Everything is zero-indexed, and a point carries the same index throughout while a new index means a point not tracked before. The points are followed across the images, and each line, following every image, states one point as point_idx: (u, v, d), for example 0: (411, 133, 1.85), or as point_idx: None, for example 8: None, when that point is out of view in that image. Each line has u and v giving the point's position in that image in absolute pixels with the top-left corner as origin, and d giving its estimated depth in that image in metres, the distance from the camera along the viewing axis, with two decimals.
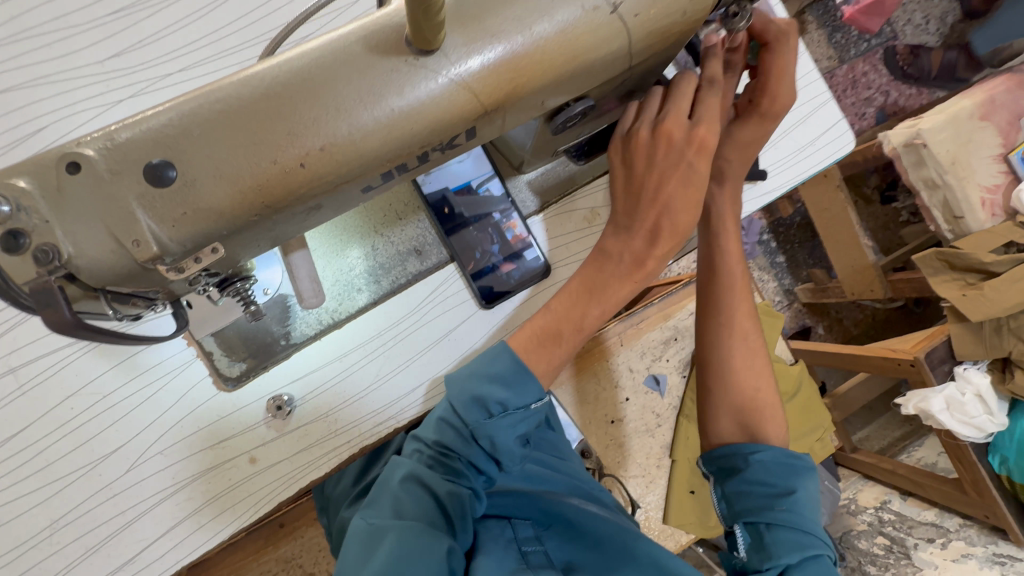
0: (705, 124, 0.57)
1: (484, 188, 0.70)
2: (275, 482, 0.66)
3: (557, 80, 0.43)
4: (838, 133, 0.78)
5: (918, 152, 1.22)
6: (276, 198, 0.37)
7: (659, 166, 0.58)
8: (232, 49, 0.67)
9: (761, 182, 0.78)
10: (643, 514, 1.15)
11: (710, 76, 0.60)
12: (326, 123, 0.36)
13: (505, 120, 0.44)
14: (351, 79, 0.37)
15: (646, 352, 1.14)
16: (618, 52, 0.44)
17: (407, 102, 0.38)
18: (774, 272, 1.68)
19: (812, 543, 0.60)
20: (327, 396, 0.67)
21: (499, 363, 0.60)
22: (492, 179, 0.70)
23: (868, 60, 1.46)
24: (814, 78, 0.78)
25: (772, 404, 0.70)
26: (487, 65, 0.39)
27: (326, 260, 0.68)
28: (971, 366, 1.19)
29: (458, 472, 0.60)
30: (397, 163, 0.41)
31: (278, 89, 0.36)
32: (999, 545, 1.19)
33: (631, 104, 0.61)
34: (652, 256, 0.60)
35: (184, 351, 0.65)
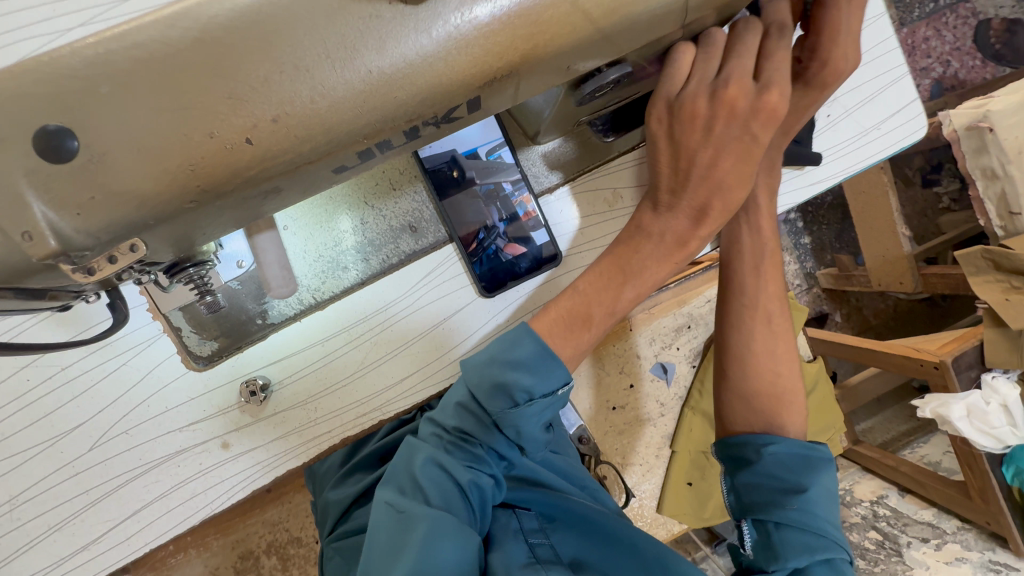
0: (778, 89, 0.44)
1: (495, 156, 0.61)
2: (249, 469, 0.62)
3: (593, 38, 0.33)
4: (909, 116, 0.67)
5: (981, 136, 1.09)
6: (214, 180, 0.28)
7: (715, 140, 0.45)
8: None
9: (812, 169, 0.67)
10: (637, 501, 1.13)
11: (778, 22, 0.45)
12: (278, 86, 0.27)
13: (519, 89, 0.35)
14: (313, 26, 0.27)
15: (656, 339, 1.07)
16: (671, 4, 0.35)
17: (390, 62, 0.29)
18: (797, 253, 1.56)
19: (824, 546, 0.55)
20: (308, 382, 0.61)
21: (521, 349, 0.52)
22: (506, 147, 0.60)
23: (931, 23, 1.29)
24: (891, 48, 0.66)
25: (792, 390, 0.64)
26: (498, 17, 0.30)
27: (310, 232, 0.61)
28: (999, 373, 1.09)
29: (479, 459, 0.55)
30: (377, 139, 0.31)
31: (214, 35, 0.27)
32: (996, 552, 1.11)
33: (687, 50, 0.44)
34: (696, 237, 0.50)
35: (150, 325, 0.58)
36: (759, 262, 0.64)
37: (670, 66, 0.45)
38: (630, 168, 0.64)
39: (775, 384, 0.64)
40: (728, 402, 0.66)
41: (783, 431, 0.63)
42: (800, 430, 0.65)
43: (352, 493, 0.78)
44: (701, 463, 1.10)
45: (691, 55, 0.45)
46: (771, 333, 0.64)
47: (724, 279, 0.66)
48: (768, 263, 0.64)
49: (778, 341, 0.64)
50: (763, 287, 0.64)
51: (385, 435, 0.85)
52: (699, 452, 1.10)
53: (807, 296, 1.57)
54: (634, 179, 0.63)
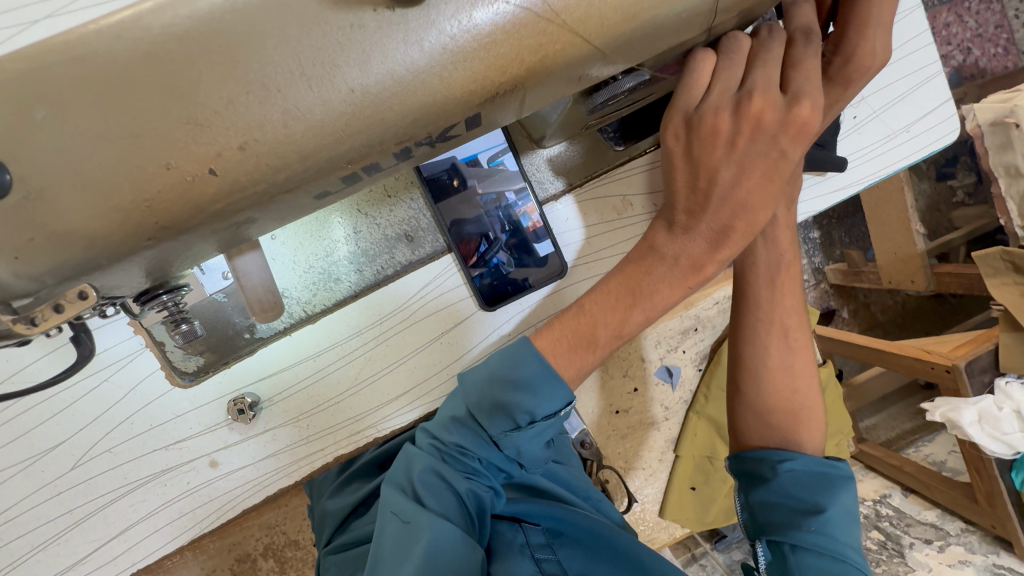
0: (809, 100, 0.40)
1: (499, 163, 0.56)
2: (238, 488, 0.59)
3: (611, 46, 0.29)
4: (941, 118, 0.62)
5: (1006, 132, 1.03)
6: (171, 216, 0.25)
7: (739, 157, 0.42)
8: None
9: (835, 174, 0.63)
10: (639, 506, 1.11)
11: (803, 27, 0.42)
12: (245, 109, 0.24)
13: (525, 103, 0.30)
14: (285, 39, 0.24)
15: (661, 342, 1.01)
16: (697, 6, 0.31)
17: (377, 78, 0.25)
18: (806, 248, 1.50)
19: (841, 572, 0.52)
20: (300, 399, 0.58)
21: (524, 366, 0.49)
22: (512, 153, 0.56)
23: (953, 8, 1.22)
24: (925, 44, 0.61)
25: (809, 405, 0.61)
26: (499, 24, 0.26)
27: (300, 241, 0.57)
28: (1014, 379, 1.02)
29: (477, 471, 0.52)
30: (363, 163, 0.28)
31: (172, 51, 0.23)
32: (1000, 556, 1.08)
33: (707, 57, 0.40)
34: (713, 261, 0.45)
35: (132, 339, 0.55)
36: (775, 276, 0.60)
37: (688, 77, 0.41)
38: (641, 173, 0.59)
39: (793, 401, 0.60)
40: (742, 419, 0.63)
41: (801, 447, 0.60)
42: (820, 447, 0.62)
43: (351, 503, 0.75)
44: (705, 468, 1.08)
45: (712, 62, 0.41)
46: (787, 347, 0.60)
47: (739, 292, 0.62)
48: (785, 277, 0.60)
49: (795, 356, 0.61)
50: (779, 301, 0.60)
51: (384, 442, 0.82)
52: (703, 456, 1.08)
53: (815, 292, 1.52)
54: (645, 186, 0.60)
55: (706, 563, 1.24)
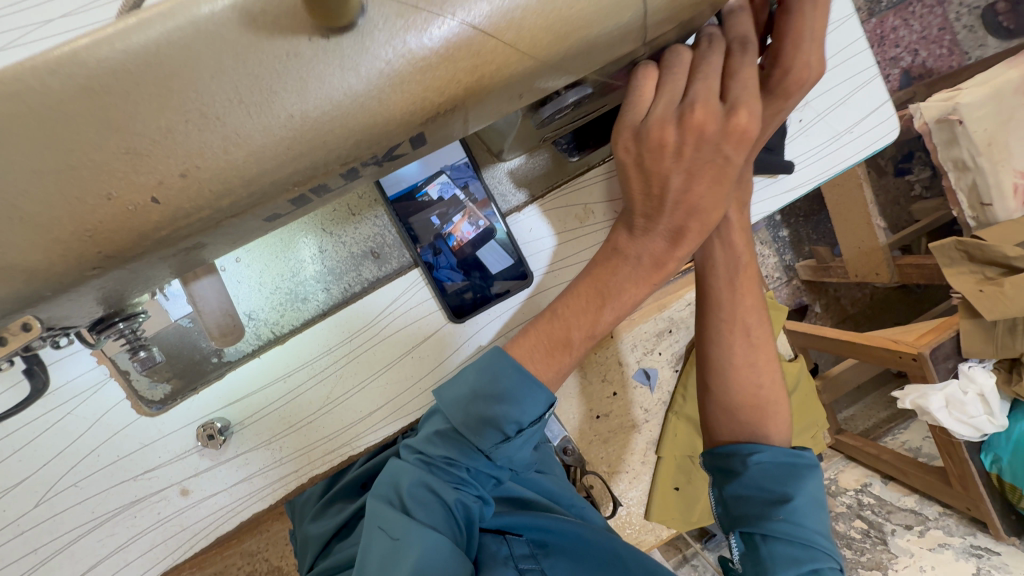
0: (747, 109, 0.41)
1: (422, 194, 0.58)
2: (211, 516, 0.58)
3: (548, 64, 0.31)
4: (881, 118, 0.66)
5: (951, 129, 1.07)
6: (115, 244, 0.25)
7: (687, 163, 0.43)
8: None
9: (785, 176, 0.65)
10: (624, 509, 1.12)
11: (739, 37, 0.42)
12: (184, 138, 0.25)
13: (468, 120, 0.32)
14: (220, 70, 0.25)
15: (638, 345, 1.03)
16: (630, 22, 0.32)
17: (314, 105, 0.26)
18: (776, 246, 1.55)
19: (812, 557, 0.54)
20: (271, 421, 0.58)
21: (505, 378, 0.49)
22: (435, 183, 0.58)
23: (900, 13, 1.28)
24: (860, 49, 0.64)
25: (775, 400, 0.63)
26: (434, 49, 0.27)
27: (266, 262, 0.58)
28: (977, 364, 1.06)
29: (465, 481, 0.52)
30: (310, 185, 0.28)
31: (109, 85, 0.24)
32: (978, 537, 1.12)
33: (649, 73, 0.42)
34: (674, 258, 0.47)
35: (94, 370, 0.54)
36: (733, 278, 0.62)
37: (631, 94, 0.43)
38: (600, 181, 0.61)
39: (758, 396, 0.62)
40: (711, 415, 0.65)
41: (768, 440, 0.62)
42: (787, 438, 0.64)
43: (332, 526, 0.72)
44: (687, 467, 1.10)
45: (654, 77, 0.42)
46: (749, 344, 0.62)
47: (701, 293, 0.64)
48: (743, 278, 0.62)
49: (757, 353, 0.62)
50: (740, 302, 0.62)
51: (367, 461, 0.80)
52: (685, 456, 1.09)
53: (787, 289, 1.57)
54: (606, 193, 0.61)
55: (697, 563, 1.25)
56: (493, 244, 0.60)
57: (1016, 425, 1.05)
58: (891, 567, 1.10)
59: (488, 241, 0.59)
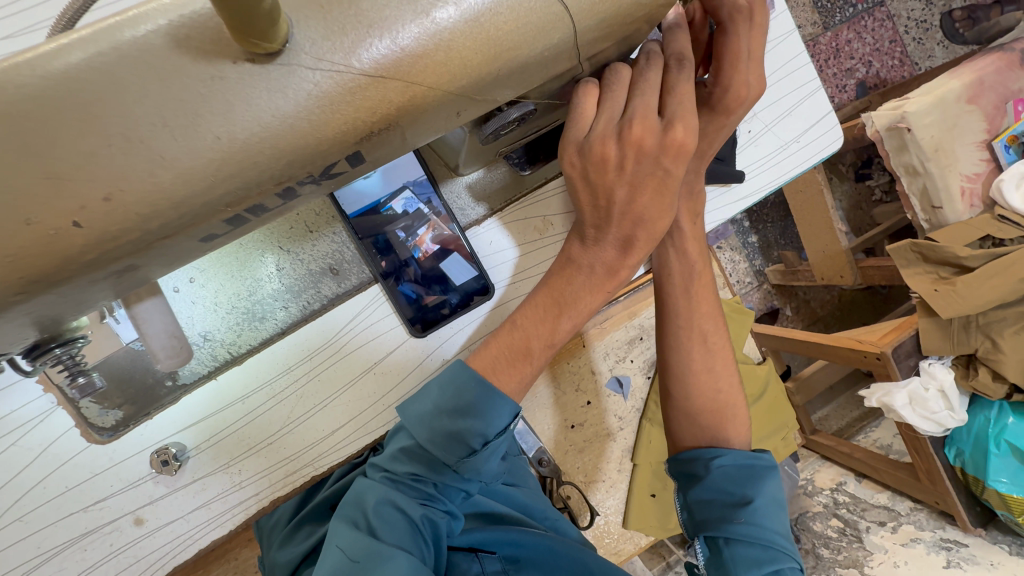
0: (682, 124, 0.43)
1: (387, 209, 0.59)
2: (167, 545, 0.56)
3: (481, 81, 0.31)
4: (826, 128, 0.69)
5: (901, 137, 1.12)
6: (39, 269, 0.25)
7: (630, 176, 0.44)
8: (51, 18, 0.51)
9: (737, 185, 0.68)
10: (602, 519, 1.12)
11: (678, 52, 0.44)
12: (106, 162, 0.25)
13: (407, 137, 0.32)
14: (144, 94, 0.25)
15: (610, 353, 1.04)
16: (562, 41, 0.33)
17: (242, 126, 0.26)
18: (745, 252, 1.59)
19: (773, 558, 0.55)
20: (229, 444, 0.57)
21: (468, 392, 0.49)
22: (399, 198, 0.58)
23: (852, 27, 1.34)
24: (803, 63, 0.67)
25: (734, 403, 0.64)
26: (364, 69, 0.27)
27: (222, 282, 0.57)
28: (936, 362, 1.09)
29: (432, 496, 0.52)
30: (244, 205, 0.29)
31: (26, 109, 0.24)
32: (946, 530, 1.15)
33: (590, 91, 0.42)
34: (626, 266, 0.48)
35: (40, 398, 0.52)
36: (689, 285, 0.63)
37: (574, 111, 0.43)
38: (559, 193, 0.62)
39: (717, 401, 0.63)
40: (674, 420, 0.66)
41: (728, 443, 0.63)
42: (746, 440, 0.65)
43: (299, 552, 0.69)
44: (663, 473, 1.10)
45: (595, 94, 0.43)
46: (707, 350, 0.64)
47: (660, 300, 0.65)
48: (698, 285, 0.64)
49: (715, 358, 0.64)
50: (697, 308, 0.64)
51: (337, 480, 0.79)
52: (660, 462, 1.10)
53: (757, 294, 1.61)
54: (564, 205, 0.62)
55: (679, 570, 1.25)
56: (456, 257, 0.60)
57: (976, 419, 1.09)
58: (866, 564, 1.11)
59: (450, 254, 0.60)
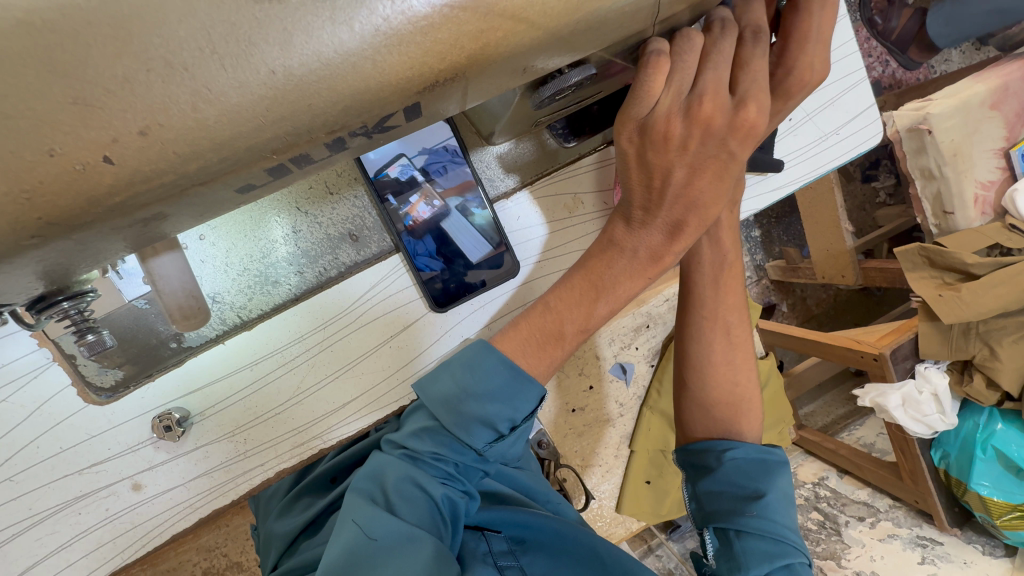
0: (755, 103, 0.40)
1: (382, 177, 0.55)
2: (166, 512, 0.54)
3: (555, 38, 0.28)
4: (867, 121, 0.66)
5: (920, 138, 1.10)
6: (59, 210, 0.22)
7: (691, 157, 0.41)
8: None
9: (774, 174, 0.65)
10: (596, 502, 1.13)
11: (752, 26, 0.40)
12: (145, 90, 0.21)
13: (467, 93, 0.29)
14: (190, 12, 0.21)
15: (615, 339, 1.02)
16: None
17: (301, 60, 0.23)
18: (748, 245, 1.58)
19: (783, 553, 0.54)
20: (235, 412, 0.54)
21: (495, 376, 0.48)
22: (395, 165, 0.55)
23: None
24: (851, 50, 0.64)
25: (751, 397, 0.63)
26: (437, 8, 0.24)
27: (232, 241, 0.54)
28: (932, 365, 1.09)
29: (453, 475, 0.50)
30: (290, 153, 0.26)
31: (50, 19, 0.20)
32: (923, 528, 1.18)
33: (660, 64, 0.38)
34: (671, 252, 0.46)
35: (34, 353, 0.49)
36: (718, 274, 0.62)
37: (640, 88, 0.39)
38: (592, 171, 0.59)
39: (734, 393, 0.62)
40: (688, 410, 0.65)
41: (742, 437, 0.62)
42: (759, 434, 0.64)
43: (299, 523, 0.67)
44: (659, 461, 1.11)
45: (665, 68, 0.38)
46: (729, 342, 0.62)
47: (685, 289, 0.64)
48: (727, 276, 0.62)
49: (736, 351, 0.62)
50: (722, 299, 0.62)
51: (338, 454, 0.76)
52: (657, 450, 1.10)
53: (757, 288, 1.60)
54: (597, 183, 0.59)
55: (662, 553, 1.27)
56: (471, 228, 0.57)
57: (965, 424, 1.10)
58: (844, 557, 1.14)
59: (463, 223, 0.56)
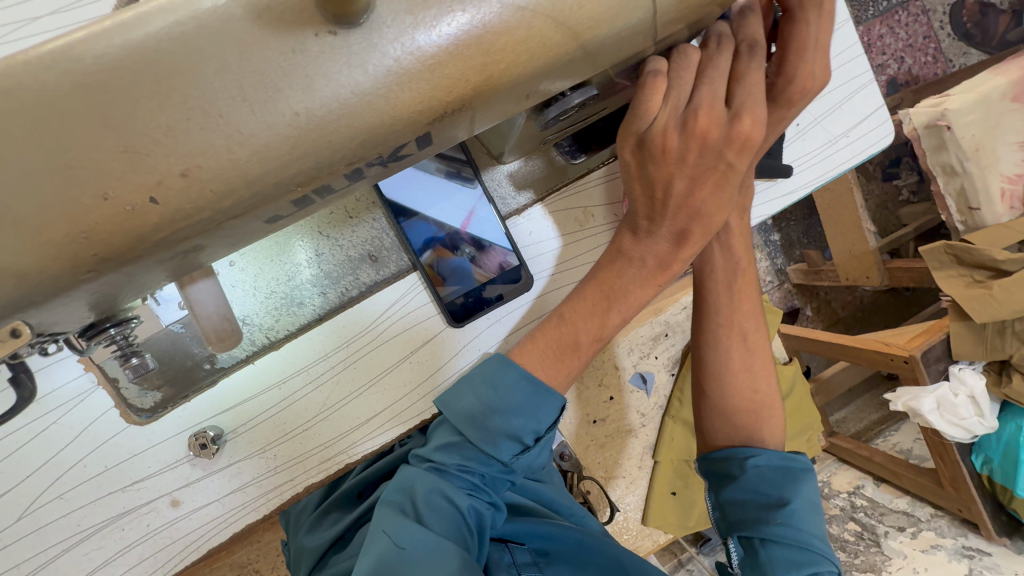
0: (750, 115, 0.40)
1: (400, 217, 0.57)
2: (203, 527, 0.56)
3: (555, 66, 0.30)
4: (875, 123, 0.66)
5: (940, 134, 1.08)
6: (112, 247, 0.25)
7: (689, 170, 0.42)
8: None
9: (784, 180, 0.66)
10: (621, 515, 1.11)
11: (749, 40, 0.41)
12: (184, 136, 0.24)
13: (474, 120, 0.31)
14: (224, 66, 0.24)
15: (634, 348, 1.02)
16: (641, 22, 0.31)
17: (322, 103, 0.25)
18: (768, 250, 1.56)
19: (812, 560, 0.54)
20: (265, 429, 0.57)
21: (518, 390, 0.49)
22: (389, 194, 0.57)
23: (886, 21, 1.28)
24: (855, 54, 0.65)
25: (771, 404, 0.63)
26: (443, 46, 0.26)
27: (261, 266, 0.56)
28: (966, 365, 1.06)
29: (479, 486, 0.51)
30: (314, 186, 0.28)
31: (103, 79, 0.23)
32: (970, 537, 1.12)
33: (657, 85, 0.40)
34: (679, 259, 0.47)
35: (81, 378, 0.53)
36: (731, 280, 0.62)
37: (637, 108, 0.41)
38: (602, 185, 0.61)
39: (753, 400, 0.62)
40: (706, 417, 0.64)
41: (763, 443, 0.62)
42: (781, 441, 0.64)
43: (328, 538, 0.69)
44: (684, 472, 1.09)
45: (662, 88, 0.40)
46: (746, 349, 0.62)
47: (698, 297, 0.64)
48: (740, 282, 0.62)
49: (754, 358, 0.62)
50: (737, 306, 0.62)
51: (364, 469, 0.78)
52: (682, 460, 1.09)
53: (779, 292, 1.58)
54: (606, 197, 0.61)
55: (693, 567, 1.24)
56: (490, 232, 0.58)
57: (1006, 427, 1.05)
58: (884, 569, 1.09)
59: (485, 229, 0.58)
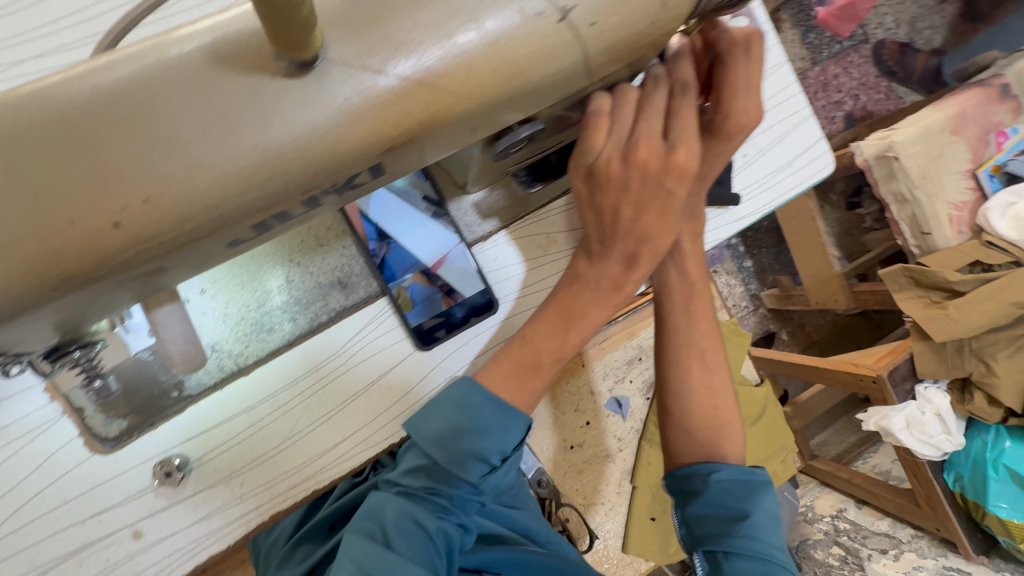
0: (685, 147, 0.44)
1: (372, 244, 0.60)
2: (165, 560, 0.55)
3: (497, 102, 0.33)
4: (816, 154, 0.71)
5: (889, 165, 1.15)
6: (75, 267, 0.27)
7: (634, 196, 0.45)
8: (85, 39, 0.53)
9: (735, 206, 0.70)
10: (602, 543, 1.08)
11: (681, 80, 0.45)
12: (148, 166, 0.26)
13: (424, 152, 0.34)
14: (188, 104, 0.27)
15: (609, 373, 1.05)
16: (571, 67, 0.35)
17: (278, 136, 0.28)
18: (741, 276, 1.61)
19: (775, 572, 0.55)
20: (232, 456, 0.57)
21: (483, 412, 0.50)
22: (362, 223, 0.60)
23: (840, 62, 1.37)
24: (793, 93, 0.70)
25: (732, 420, 0.65)
26: (390, 88, 0.29)
27: (231, 293, 0.58)
28: (931, 384, 1.09)
29: (448, 508, 0.52)
30: (272, 212, 0.30)
31: (75, 117, 0.26)
32: (948, 558, 1.13)
33: (599, 124, 0.44)
34: (631, 281, 0.50)
35: (46, 407, 0.53)
36: (689, 301, 0.65)
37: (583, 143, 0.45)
38: (563, 213, 0.64)
39: (714, 418, 0.64)
40: (671, 435, 0.66)
41: (726, 459, 0.63)
42: (743, 456, 0.65)
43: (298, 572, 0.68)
44: (664, 495, 1.07)
45: (604, 125, 0.44)
46: (706, 368, 0.65)
47: (660, 318, 0.66)
48: (697, 303, 0.65)
49: (713, 376, 0.65)
50: (695, 326, 0.65)
51: (337, 500, 0.77)
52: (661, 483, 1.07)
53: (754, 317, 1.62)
54: (568, 224, 0.64)
55: None
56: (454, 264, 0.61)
57: (972, 443, 1.08)
58: None
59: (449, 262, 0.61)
